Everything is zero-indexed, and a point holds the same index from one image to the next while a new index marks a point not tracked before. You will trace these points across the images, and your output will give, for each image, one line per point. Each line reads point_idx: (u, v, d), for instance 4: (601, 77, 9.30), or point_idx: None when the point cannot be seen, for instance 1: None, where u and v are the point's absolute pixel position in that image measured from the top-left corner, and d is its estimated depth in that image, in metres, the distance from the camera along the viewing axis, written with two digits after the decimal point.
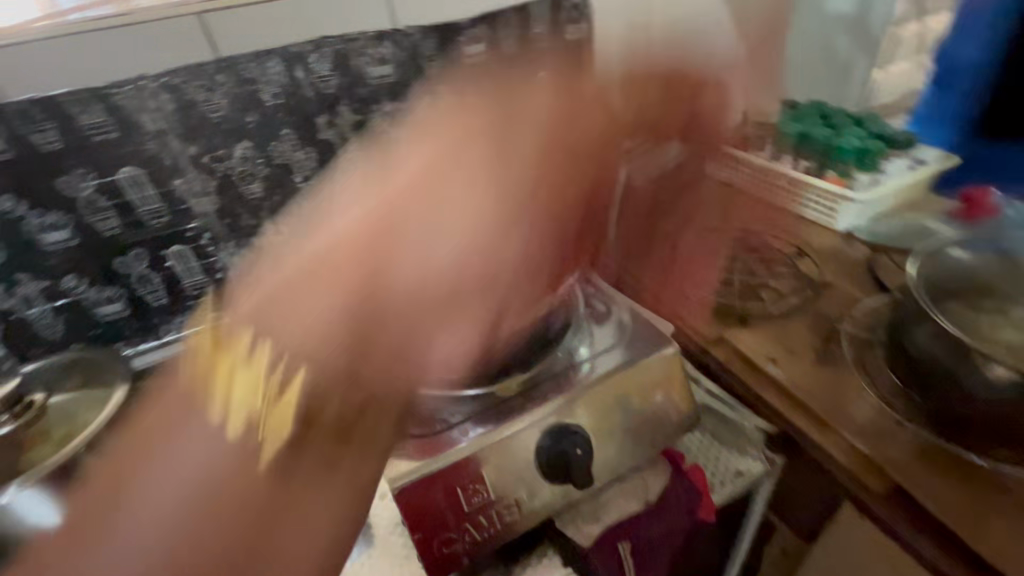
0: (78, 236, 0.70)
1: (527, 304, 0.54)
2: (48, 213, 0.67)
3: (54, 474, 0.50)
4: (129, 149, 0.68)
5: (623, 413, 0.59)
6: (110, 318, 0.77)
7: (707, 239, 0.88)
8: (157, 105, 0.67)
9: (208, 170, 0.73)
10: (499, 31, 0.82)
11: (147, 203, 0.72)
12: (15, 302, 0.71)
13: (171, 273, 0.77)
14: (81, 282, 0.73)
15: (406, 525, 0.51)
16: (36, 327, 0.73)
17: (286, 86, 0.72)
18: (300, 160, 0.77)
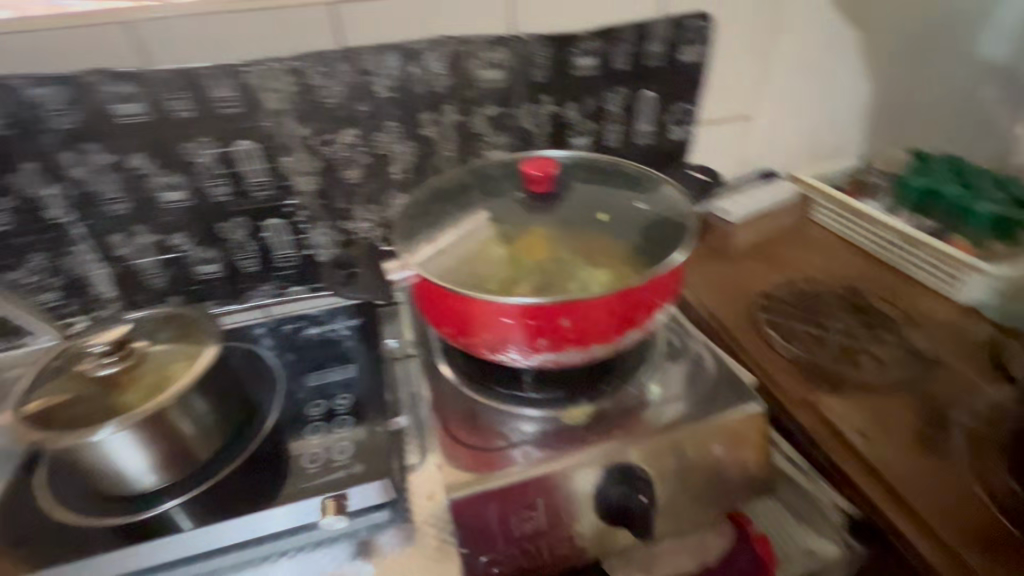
0: (193, 198, 0.75)
1: (610, 337, 0.52)
2: (171, 174, 0.73)
3: (144, 421, 0.54)
4: (248, 125, 0.72)
5: (690, 465, 0.55)
6: (207, 277, 0.82)
7: (803, 289, 0.82)
8: (281, 87, 0.70)
9: (315, 152, 0.76)
10: (615, 45, 0.79)
11: (255, 176, 0.76)
12: (131, 251, 0.77)
13: (265, 244, 0.82)
14: (188, 240, 0.78)
15: (457, 537, 0.50)
16: (144, 275, 0.79)
17: (399, 80, 0.73)
18: (400, 153, 0.79)
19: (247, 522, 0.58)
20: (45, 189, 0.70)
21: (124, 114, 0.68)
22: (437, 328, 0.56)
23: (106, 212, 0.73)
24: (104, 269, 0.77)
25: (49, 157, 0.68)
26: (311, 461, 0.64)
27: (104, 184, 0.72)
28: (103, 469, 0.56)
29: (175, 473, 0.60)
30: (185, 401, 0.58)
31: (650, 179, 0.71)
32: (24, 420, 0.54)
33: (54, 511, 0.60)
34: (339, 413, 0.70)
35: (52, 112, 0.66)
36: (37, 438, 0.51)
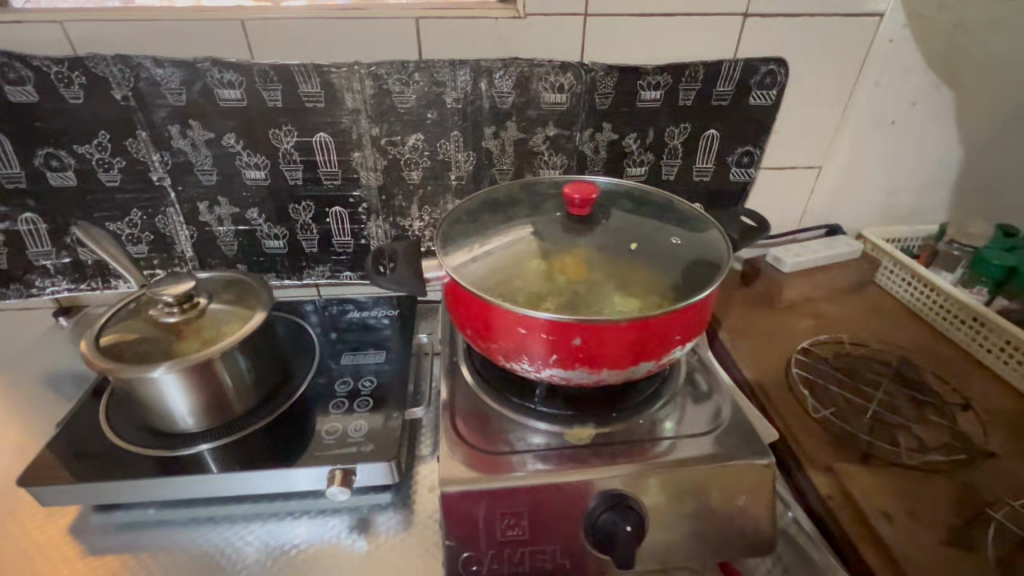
0: (271, 178, 0.83)
1: (621, 364, 0.52)
2: (255, 155, 0.81)
3: (191, 368, 0.60)
4: (328, 119, 0.79)
5: (689, 506, 0.54)
6: (271, 251, 0.90)
7: (849, 353, 0.79)
8: (360, 88, 0.77)
9: (382, 151, 0.82)
10: (684, 82, 0.80)
11: (327, 166, 0.83)
12: (212, 218, 0.86)
13: (327, 229, 0.89)
14: (261, 216, 0.87)
15: (444, 528, 0.52)
16: (219, 241, 0.88)
17: (467, 94, 0.78)
18: (459, 160, 0.83)
19: (264, 476, 0.64)
20: (151, 155, 0.80)
21: (225, 98, 0.76)
22: (461, 329, 0.59)
23: (197, 180, 0.83)
24: (188, 230, 0.87)
25: (159, 128, 0.78)
26: (329, 432, 0.68)
27: (199, 156, 0.81)
28: (153, 405, 0.63)
29: (208, 419, 0.66)
30: (229, 357, 0.64)
31: (695, 218, 0.71)
32: (97, 350, 0.62)
33: (107, 435, 0.68)
34: (362, 393, 0.74)
35: (168, 90, 0.75)
36: (103, 366, 0.59)
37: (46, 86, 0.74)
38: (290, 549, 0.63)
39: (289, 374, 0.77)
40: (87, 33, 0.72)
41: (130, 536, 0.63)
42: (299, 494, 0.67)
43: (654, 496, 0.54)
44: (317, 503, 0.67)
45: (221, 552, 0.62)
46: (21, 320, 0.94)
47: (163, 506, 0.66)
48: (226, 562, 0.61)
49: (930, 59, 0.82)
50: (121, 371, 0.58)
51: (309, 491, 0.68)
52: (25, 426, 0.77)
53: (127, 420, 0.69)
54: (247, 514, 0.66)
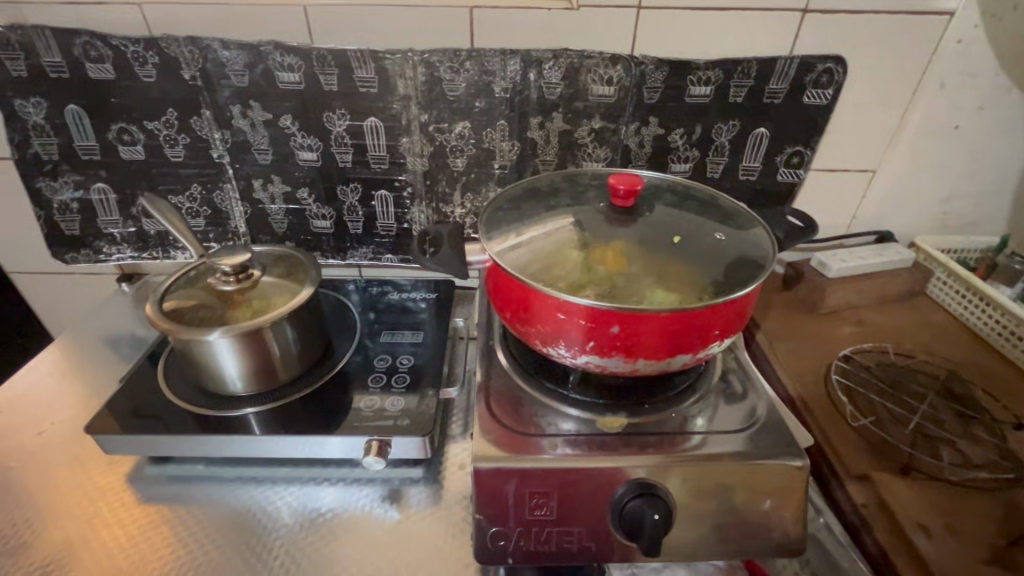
0: (321, 160, 0.87)
1: (658, 354, 0.53)
2: (309, 137, 0.84)
3: (243, 334, 0.64)
4: (380, 104, 0.81)
5: (718, 504, 0.54)
6: (318, 231, 0.94)
7: (893, 363, 0.76)
8: (413, 75, 0.79)
9: (429, 138, 0.84)
10: (736, 78, 0.79)
11: (376, 150, 0.85)
12: (265, 195, 0.90)
13: (372, 211, 0.92)
14: (311, 196, 0.90)
15: (475, 502, 0.53)
16: (270, 218, 0.93)
17: (516, 84, 0.79)
18: (503, 150, 0.85)
19: (305, 443, 0.67)
20: (213, 133, 0.84)
21: (284, 81, 0.80)
22: (499, 312, 0.60)
23: (253, 159, 0.87)
24: (242, 206, 0.91)
25: (222, 108, 0.82)
26: (367, 406, 0.71)
27: (257, 136, 0.85)
28: (207, 367, 0.67)
29: (256, 384, 0.70)
30: (278, 327, 0.67)
31: (739, 216, 0.70)
32: (160, 311, 0.66)
33: (165, 393, 0.72)
34: (399, 370, 0.77)
35: (232, 71, 0.79)
36: (165, 327, 0.63)
37: (123, 65, 0.79)
38: (324, 513, 0.66)
39: (331, 348, 0.80)
40: (162, 14, 0.76)
41: (180, 488, 0.68)
42: (334, 464, 0.71)
43: (684, 487, 0.54)
44: (351, 473, 0.70)
45: (262, 509, 0.66)
46: (89, 283, 1.01)
47: (210, 463, 0.71)
48: (266, 519, 0.65)
49: (1002, 61, 0.78)
50: (180, 332, 0.62)
51: (344, 460, 0.71)
52: (89, 381, 0.83)
53: (182, 381, 0.74)
54: (286, 477, 0.69)
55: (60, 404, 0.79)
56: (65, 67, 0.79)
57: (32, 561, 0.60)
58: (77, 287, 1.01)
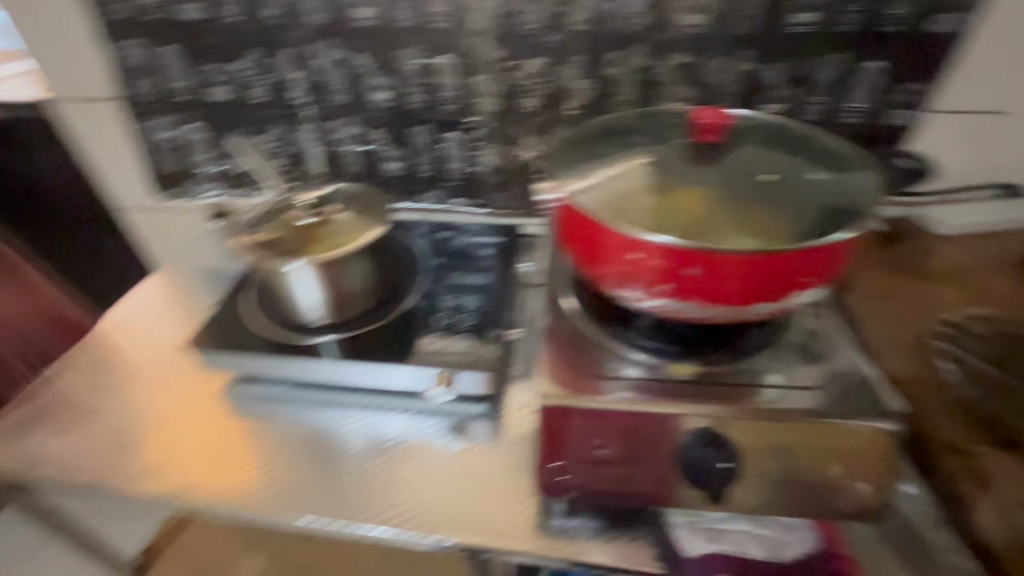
0: (395, 100, 0.87)
1: (735, 301, 0.50)
2: (383, 77, 0.85)
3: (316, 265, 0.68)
4: (454, 40, 0.79)
5: (791, 461, 0.52)
6: (389, 173, 0.95)
7: (1007, 332, 0.68)
8: (489, 8, 0.76)
9: (502, 76, 0.81)
10: (848, 3, 0.70)
11: (448, 89, 0.84)
12: (340, 136, 0.92)
13: (442, 153, 0.91)
14: (384, 137, 0.91)
15: (539, 435, 0.54)
16: (345, 159, 0.95)
17: (597, 15, 0.74)
18: (578, 89, 0.81)
19: (380, 372, 0.70)
20: (293, 73, 0.87)
21: (361, 17, 0.80)
22: (569, 254, 0.60)
23: (330, 99, 0.89)
24: (319, 147, 0.94)
25: (302, 47, 0.84)
26: (436, 341, 0.73)
27: (334, 76, 0.86)
28: (289, 296, 0.72)
29: (331, 316, 0.74)
30: (349, 261, 0.70)
31: (841, 157, 0.64)
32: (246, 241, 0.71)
33: (251, 317, 0.77)
34: (466, 310, 0.79)
35: (312, 8, 0.80)
36: (252, 256, 0.68)
37: (212, 4, 0.82)
38: (391, 442, 0.69)
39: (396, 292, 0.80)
40: None
41: (263, 408, 0.74)
42: (401, 395, 0.73)
43: (754, 438, 0.52)
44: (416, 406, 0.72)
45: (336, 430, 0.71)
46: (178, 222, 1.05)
47: (289, 388, 0.75)
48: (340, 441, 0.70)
49: None
50: (261, 260, 0.67)
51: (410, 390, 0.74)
52: (190, 308, 0.92)
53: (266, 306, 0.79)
54: (357, 402, 0.74)
55: (165, 327, 0.87)
56: (162, 8, 0.83)
57: (146, 464, 0.68)
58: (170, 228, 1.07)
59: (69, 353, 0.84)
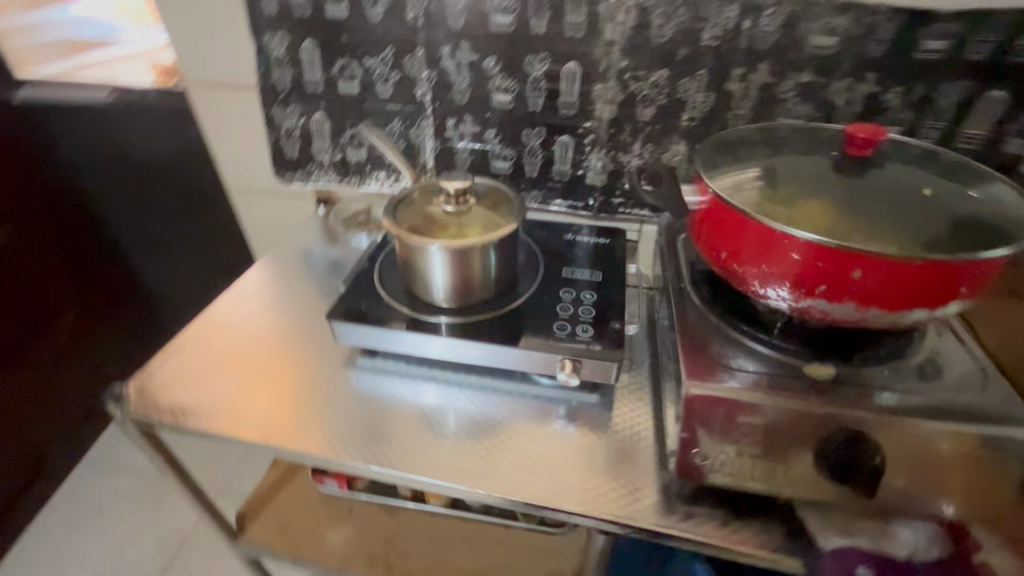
0: (514, 102, 0.92)
1: (891, 306, 0.53)
2: (508, 80, 0.90)
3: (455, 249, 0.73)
4: (582, 49, 0.84)
5: (929, 465, 0.54)
6: (496, 171, 1.00)
7: None
8: (623, 20, 0.80)
9: (624, 85, 0.86)
10: (980, 33, 0.72)
11: (568, 95, 0.89)
12: (455, 133, 0.98)
13: (551, 155, 0.96)
14: (497, 137, 0.96)
15: (683, 422, 0.57)
16: (456, 155, 1.00)
17: (727, 32, 0.78)
18: (696, 101, 0.84)
19: (509, 353, 0.75)
20: (422, 72, 0.92)
21: (497, 23, 0.85)
22: (710, 252, 0.63)
23: (452, 98, 0.94)
24: (433, 142, 1.00)
25: (435, 48, 0.90)
26: (559, 327, 0.77)
27: (459, 77, 0.92)
28: (423, 275, 0.77)
29: (457, 298, 0.79)
30: (483, 252, 0.75)
31: (979, 178, 0.65)
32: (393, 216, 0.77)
33: (380, 292, 0.83)
34: (584, 303, 0.81)
35: (452, 12, 0.86)
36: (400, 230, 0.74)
37: (357, 4, 0.88)
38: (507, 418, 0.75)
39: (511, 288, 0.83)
40: None
41: (384, 378, 0.81)
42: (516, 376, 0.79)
43: (899, 445, 0.53)
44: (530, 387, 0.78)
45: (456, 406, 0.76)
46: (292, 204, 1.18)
47: (406, 362, 0.82)
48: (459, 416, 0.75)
49: None
50: (408, 236, 0.73)
51: (523, 375, 0.80)
52: (307, 286, 0.99)
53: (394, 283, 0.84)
54: (472, 382, 0.80)
55: (286, 302, 0.95)
56: (310, 6, 0.90)
57: (288, 423, 0.75)
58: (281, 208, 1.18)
59: (200, 313, 0.90)
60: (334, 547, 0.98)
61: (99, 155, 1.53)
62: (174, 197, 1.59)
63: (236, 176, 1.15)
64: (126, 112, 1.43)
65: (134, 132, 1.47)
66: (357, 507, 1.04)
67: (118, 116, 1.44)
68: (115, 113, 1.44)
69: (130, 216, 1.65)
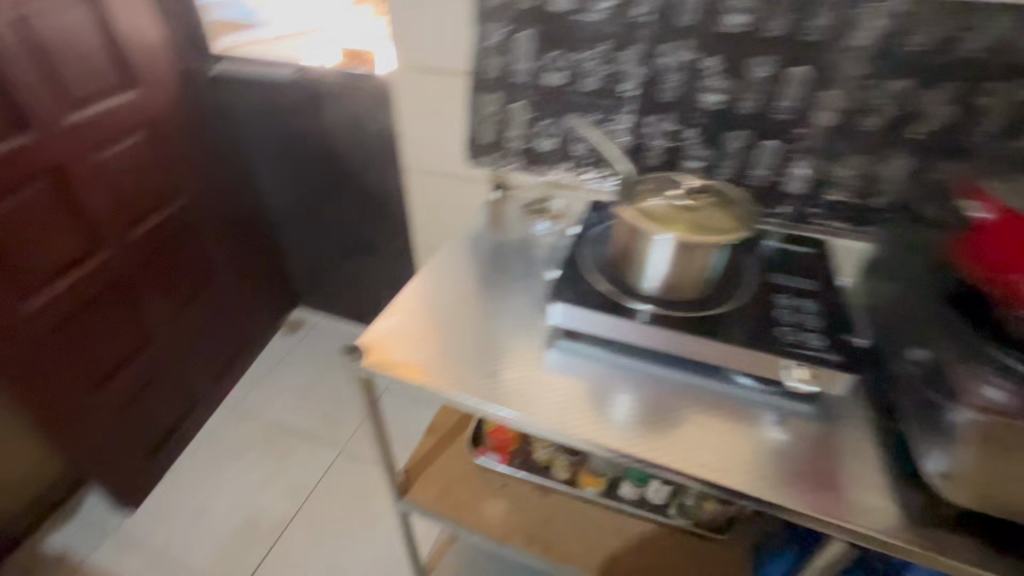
0: (726, 103, 0.92)
1: None
2: (725, 80, 0.90)
3: (681, 242, 0.74)
4: (819, 54, 0.83)
5: None
6: (687, 171, 1.00)
7: None
8: (877, 26, 0.79)
9: (856, 93, 0.83)
10: None
11: (789, 99, 0.88)
12: (654, 131, 0.99)
13: (752, 159, 0.95)
14: (697, 137, 0.97)
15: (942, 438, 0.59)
16: (647, 152, 1.01)
17: (995, 44, 0.75)
18: (936, 115, 0.81)
19: (734, 352, 0.75)
20: (636, 68, 0.94)
21: (733, 23, 0.85)
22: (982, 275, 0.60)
23: (660, 95, 0.95)
24: (626, 138, 1.01)
25: (655, 45, 0.91)
26: (789, 332, 0.76)
27: (673, 75, 0.92)
28: (640, 261, 0.79)
29: (670, 290, 0.80)
30: (705, 249, 0.75)
31: None
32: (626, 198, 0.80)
33: (588, 278, 0.85)
34: (806, 310, 0.80)
35: (684, 10, 0.87)
36: (630, 213, 0.76)
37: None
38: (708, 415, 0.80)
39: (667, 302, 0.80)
40: None
41: (587, 360, 0.87)
42: (711, 372, 0.84)
43: None
44: (726, 385, 0.83)
45: (655, 395, 0.83)
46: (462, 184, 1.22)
47: (606, 349, 0.88)
48: (660, 404, 0.82)
49: None
50: (638, 220, 0.75)
51: (719, 373, 0.84)
52: (493, 265, 1.04)
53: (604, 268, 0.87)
54: (666, 375, 0.85)
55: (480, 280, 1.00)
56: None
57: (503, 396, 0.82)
58: (451, 188, 1.23)
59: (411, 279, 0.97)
60: (493, 518, 1.02)
61: (277, 128, 1.70)
62: (331, 171, 1.71)
63: (415, 156, 1.22)
64: (310, 90, 1.58)
65: (312, 109, 1.61)
66: (511, 484, 1.08)
67: (302, 93, 1.59)
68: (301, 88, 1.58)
69: (294, 184, 1.82)
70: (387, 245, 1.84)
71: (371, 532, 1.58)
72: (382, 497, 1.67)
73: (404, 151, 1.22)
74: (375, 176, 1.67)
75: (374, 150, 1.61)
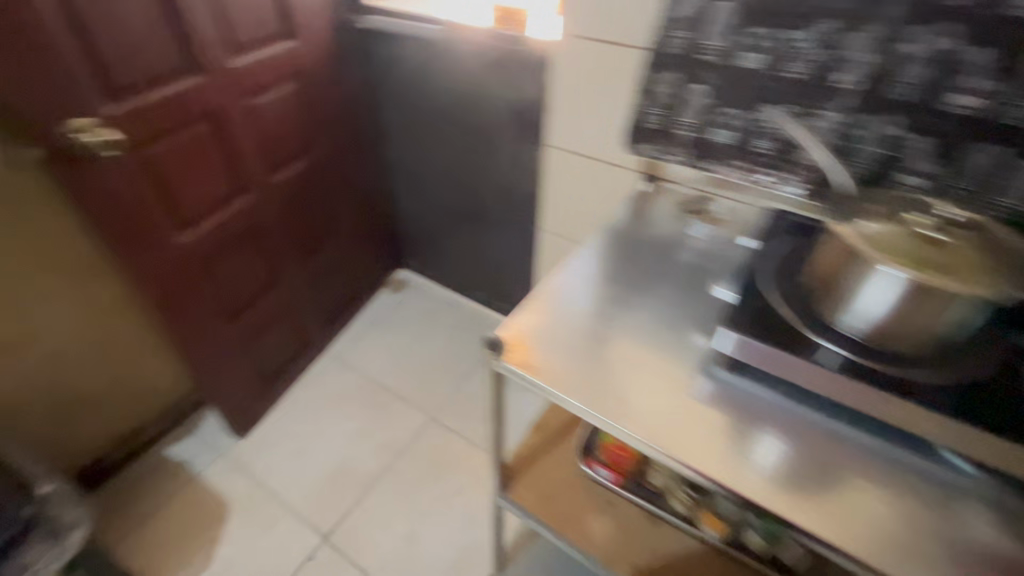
0: (981, 108, 0.73)
1: None
2: (990, 79, 0.71)
3: (921, 284, 0.59)
4: None
5: None
6: (902, 186, 0.83)
7: None
8: None
9: None
10: None
11: None
12: (869, 134, 0.81)
13: (999, 181, 0.76)
14: (927, 147, 0.78)
15: None
16: (854, 158, 0.83)
17: None
18: None
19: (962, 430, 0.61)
20: (865, 55, 0.76)
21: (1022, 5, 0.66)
22: None
23: (890, 91, 0.77)
24: (830, 138, 0.84)
25: (898, 26, 0.73)
26: None
27: (915, 66, 0.74)
28: (852, 293, 0.66)
29: (881, 337, 0.66)
30: (950, 300, 0.60)
31: None
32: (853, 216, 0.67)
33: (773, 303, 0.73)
34: None
35: None
36: (859, 233, 0.63)
37: None
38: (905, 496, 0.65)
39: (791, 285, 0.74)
40: None
41: (750, 398, 0.75)
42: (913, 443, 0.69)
43: None
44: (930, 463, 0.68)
45: (842, 460, 0.69)
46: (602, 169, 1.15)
47: (775, 389, 0.75)
48: (848, 469, 0.68)
49: None
50: (869, 243, 0.62)
51: (928, 449, 0.69)
52: (640, 272, 0.93)
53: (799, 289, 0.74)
54: (848, 433, 0.71)
55: (626, 287, 0.91)
56: None
57: (652, 423, 0.72)
58: (592, 173, 1.16)
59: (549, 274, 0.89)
60: (597, 538, 0.95)
61: (415, 88, 1.68)
62: (461, 137, 1.68)
63: (562, 133, 1.15)
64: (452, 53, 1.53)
65: (452, 72, 1.56)
66: (619, 504, 0.99)
67: (444, 55, 1.54)
68: (443, 49, 1.53)
69: (420, 147, 1.82)
70: (503, 218, 1.80)
71: (455, 503, 1.59)
72: (467, 470, 1.67)
73: (549, 128, 1.16)
74: (504, 147, 1.62)
75: (507, 120, 1.55)
